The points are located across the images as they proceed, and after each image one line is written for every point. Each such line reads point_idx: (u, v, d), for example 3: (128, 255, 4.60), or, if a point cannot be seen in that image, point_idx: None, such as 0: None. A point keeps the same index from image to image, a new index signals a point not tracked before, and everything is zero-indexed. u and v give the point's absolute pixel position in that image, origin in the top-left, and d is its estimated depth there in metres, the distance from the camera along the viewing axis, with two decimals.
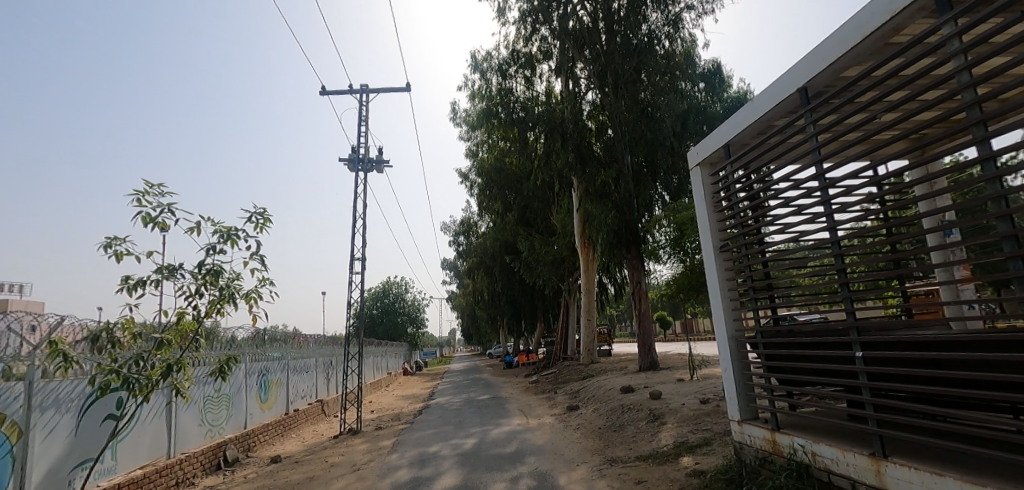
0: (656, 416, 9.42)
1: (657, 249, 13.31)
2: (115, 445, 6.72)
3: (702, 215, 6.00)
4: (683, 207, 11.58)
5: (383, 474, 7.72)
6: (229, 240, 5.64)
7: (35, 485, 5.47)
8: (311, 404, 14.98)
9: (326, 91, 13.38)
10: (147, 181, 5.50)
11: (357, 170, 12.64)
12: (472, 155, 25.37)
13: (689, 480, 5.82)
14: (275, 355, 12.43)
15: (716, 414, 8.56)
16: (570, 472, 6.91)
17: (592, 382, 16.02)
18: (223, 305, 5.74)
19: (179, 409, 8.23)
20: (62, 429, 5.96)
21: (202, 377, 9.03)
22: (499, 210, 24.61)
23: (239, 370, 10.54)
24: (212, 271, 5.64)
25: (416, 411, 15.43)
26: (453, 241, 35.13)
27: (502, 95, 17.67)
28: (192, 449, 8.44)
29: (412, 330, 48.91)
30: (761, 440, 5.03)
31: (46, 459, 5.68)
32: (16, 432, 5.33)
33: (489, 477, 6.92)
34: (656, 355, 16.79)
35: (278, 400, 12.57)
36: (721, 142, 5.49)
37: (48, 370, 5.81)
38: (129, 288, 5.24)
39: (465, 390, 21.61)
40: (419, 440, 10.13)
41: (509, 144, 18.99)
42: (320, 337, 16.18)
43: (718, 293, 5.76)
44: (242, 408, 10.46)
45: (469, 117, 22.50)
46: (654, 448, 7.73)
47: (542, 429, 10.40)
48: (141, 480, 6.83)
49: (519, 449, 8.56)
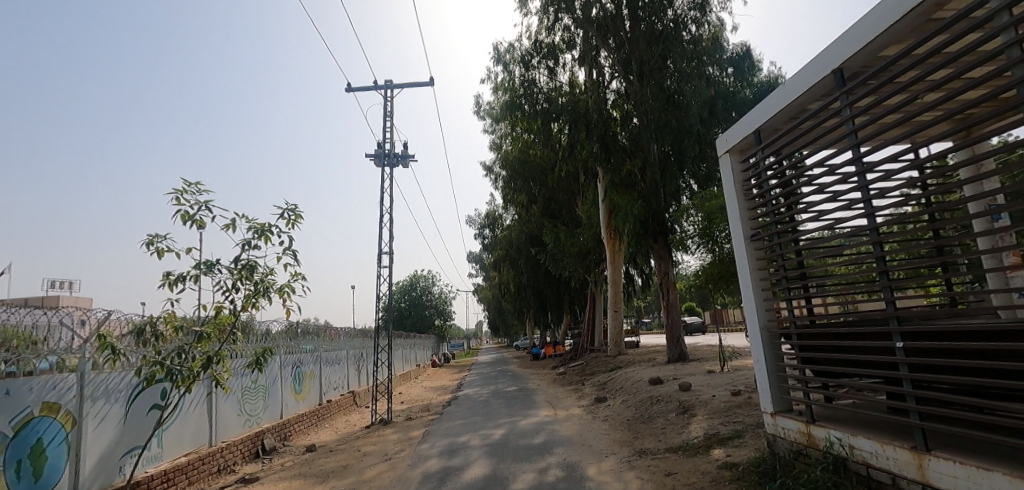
0: (686, 408, 9.32)
1: (685, 239, 13.05)
2: (161, 434, 7.03)
3: (732, 203, 5.86)
4: (712, 196, 11.34)
5: (414, 463, 7.87)
6: (263, 236, 5.81)
7: (91, 470, 5.81)
8: (342, 395, 15.35)
9: (351, 88, 13.53)
10: (184, 181, 5.69)
11: (382, 165, 12.80)
12: (496, 148, 25.33)
13: (720, 473, 5.75)
14: (308, 347, 12.78)
15: (748, 406, 8.40)
16: (599, 464, 6.91)
17: (620, 374, 15.92)
18: (258, 299, 5.93)
19: (219, 399, 8.55)
20: (113, 417, 6.29)
21: (240, 369, 9.36)
22: (524, 202, 24.56)
23: (275, 362, 10.88)
24: (247, 266, 5.83)
25: (445, 402, 15.64)
26: (478, 233, 35.24)
27: (525, 86, 17.52)
28: (233, 438, 8.76)
29: (439, 322, 49.48)
30: (795, 433, 4.92)
31: (99, 446, 6.01)
32: (70, 420, 5.65)
33: (518, 467, 6.98)
34: (685, 347, 16.53)
35: (311, 391, 12.94)
36: (751, 128, 5.35)
37: (98, 362, 6.12)
38: (171, 283, 5.47)
39: (492, 382, 21.79)
40: (448, 430, 10.29)
41: (532, 136, 18.83)
42: (350, 330, 16.53)
43: (749, 283, 5.63)
44: (278, 399, 10.80)
45: (493, 109, 22.44)
46: (684, 439, 7.66)
47: (570, 420, 10.42)
48: (186, 467, 7.14)
49: (547, 440, 8.60)
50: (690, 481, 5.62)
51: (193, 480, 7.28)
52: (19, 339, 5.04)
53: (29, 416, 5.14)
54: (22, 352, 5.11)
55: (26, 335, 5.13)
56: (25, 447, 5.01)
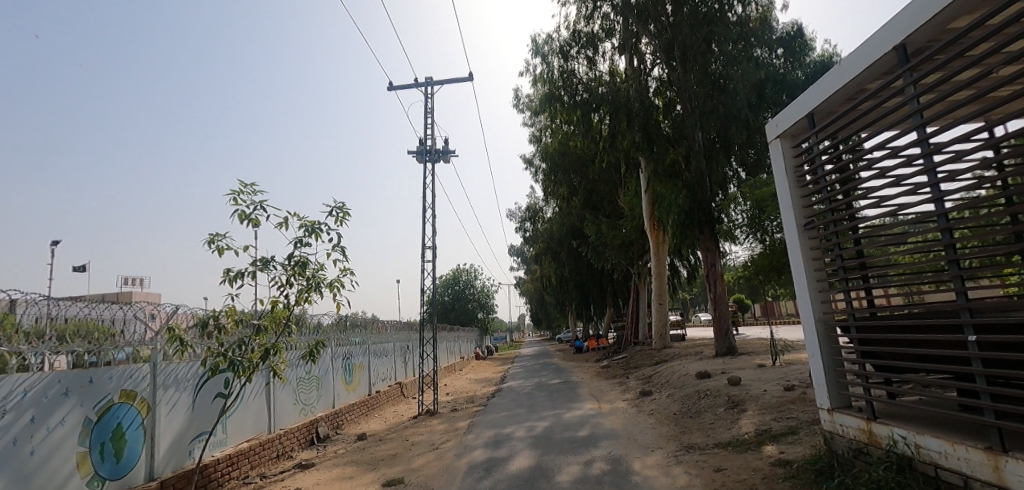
0: (735, 403, 9.06)
1: (733, 229, 12.59)
2: (225, 421, 7.47)
3: (784, 191, 5.61)
4: (762, 183, 10.88)
5: (460, 453, 8.04)
6: (313, 234, 6.04)
7: (164, 453, 6.26)
8: (390, 386, 15.82)
9: (393, 87, 13.79)
10: (240, 181, 5.47)
11: (424, 161, 13.02)
12: (535, 140, 25.18)
13: (773, 470, 5.57)
14: (357, 340, 13.22)
15: (803, 402, 8.09)
16: (645, 458, 6.83)
17: (665, 368, 15.62)
18: (310, 294, 6.19)
19: (276, 389, 9.00)
20: (182, 404, 6.76)
21: (295, 361, 9.82)
22: (565, 195, 24.34)
23: (327, 354, 11.33)
24: (300, 263, 6.08)
25: (489, 394, 15.83)
26: (519, 227, 35.24)
27: (564, 77, 17.24)
28: (289, 426, 9.21)
29: (482, 315, 50.13)
30: (855, 430, 4.69)
31: (171, 431, 6.46)
32: (145, 406, 6.11)
33: (563, 460, 6.99)
34: (734, 340, 16.02)
35: (361, 382, 13.41)
36: (804, 112, 5.10)
37: (168, 353, 6.56)
38: (231, 280, 5.77)
39: (535, 374, 21.89)
40: (493, 422, 10.42)
41: (572, 127, 18.56)
42: (396, 323, 16.92)
43: (803, 274, 5.38)
44: (330, 389, 11.27)
45: (532, 102, 22.30)
46: (734, 435, 7.46)
47: (615, 414, 10.34)
48: (248, 453, 7.59)
49: (592, 433, 8.56)
50: (740, 478, 5.48)
51: (254, 464, 7.72)
52: (98, 332, 5.46)
53: (109, 402, 5.57)
54: (101, 344, 5.54)
55: (104, 328, 5.54)
56: (108, 431, 5.46)
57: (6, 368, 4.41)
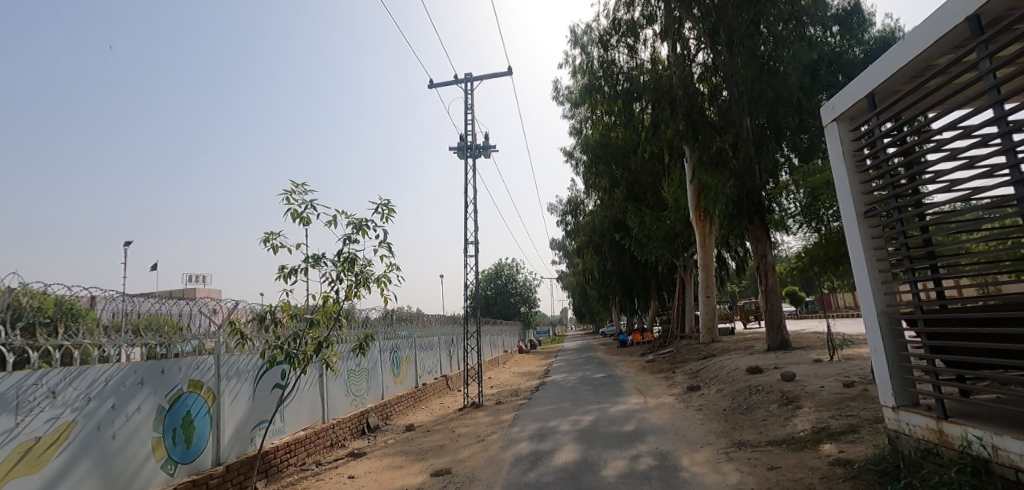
0: (790, 399, 8.71)
1: (785, 219, 12.04)
2: (283, 410, 7.85)
3: (841, 177, 5.32)
4: (816, 170, 10.33)
5: (505, 446, 8.11)
6: (361, 231, 6.22)
7: (229, 439, 6.66)
8: (436, 378, 16.15)
9: (434, 84, 13.97)
10: (292, 180, 5.57)
11: (465, 157, 13.13)
12: (576, 132, 24.89)
13: (832, 469, 5.33)
14: (404, 333, 13.55)
15: (864, 399, 7.67)
16: (693, 454, 6.67)
17: (714, 362, 15.18)
18: (359, 289, 6.39)
19: (329, 381, 9.37)
20: (244, 394, 7.17)
21: (346, 353, 10.18)
22: (606, 187, 23.95)
23: (376, 347, 11.66)
24: (348, 259, 6.28)
25: (533, 388, 15.89)
26: (560, 220, 35.01)
27: (605, 67, 16.84)
28: (342, 416, 9.58)
29: (524, 309, 50.32)
30: (923, 429, 4.41)
31: (235, 418, 6.87)
32: (211, 395, 6.50)
33: (609, 455, 6.93)
34: (787, 334, 15.36)
35: (408, 374, 13.77)
36: (863, 92, 4.80)
37: (230, 345, 6.96)
38: (285, 276, 6.04)
39: (580, 368, 21.79)
40: (537, 415, 10.46)
41: (613, 118, 18.24)
42: (441, 317, 17.21)
43: (863, 264, 5.09)
44: (379, 381, 11.63)
45: (572, 94, 22.03)
46: (788, 432, 7.17)
47: (662, 408, 10.15)
48: (304, 441, 7.96)
49: (638, 428, 8.44)
50: (796, 477, 5.27)
51: (310, 452, 8.10)
52: (167, 326, 5.81)
53: (179, 391, 5.96)
54: (171, 337, 5.92)
55: (172, 322, 5.89)
56: (178, 419, 5.86)
57: (89, 359, 4.85)
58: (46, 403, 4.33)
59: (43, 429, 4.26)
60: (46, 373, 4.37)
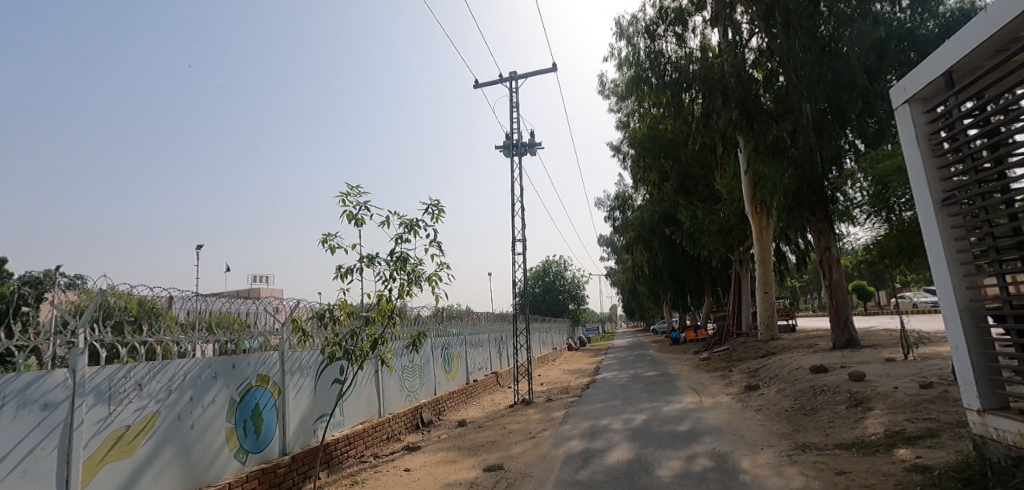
0: (860, 400, 8.20)
1: (850, 209, 11.34)
2: (342, 404, 8.21)
3: (914, 162, 4.95)
4: (886, 156, 9.65)
5: (557, 443, 8.11)
6: (412, 231, 6.39)
7: (294, 431, 7.05)
8: (486, 375, 16.37)
9: (479, 85, 14.13)
10: (346, 184, 5.40)
11: (512, 155, 13.19)
12: (623, 126, 24.39)
13: (908, 476, 4.98)
14: (454, 330, 13.79)
15: (945, 401, 7.12)
16: (753, 456, 6.42)
17: (774, 361, 14.54)
18: (411, 288, 6.57)
19: (385, 376, 9.70)
20: (307, 387, 7.55)
21: (400, 350, 10.50)
22: (656, 181, 23.33)
23: (428, 344, 11.94)
24: (401, 258, 6.46)
25: (584, 385, 15.78)
26: (608, 216, 34.43)
27: (652, 58, 16.23)
28: (397, 411, 9.89)
29: (573, 306, 50.01)
30: (1014, 435, 4.02)
31: (299, 411, 7.25)
32: (277, 389, 6.89)
33: (663, 454, 6.79)
34: (855, 331, 14.47)
35: (459, 371, 14.04)
36: (939, 71, 4.44)
37: (293, 342, 7.35)
38: (342, 275, 6.29)
39: (631, 366, 21.42)
40: (588, 413, 10.38)
41: (662, 109, 17.74)
42: (491, 315, 17.38)
43: (940, 256, 4.72)
44: (431, 377, 11.92)
45: (618, 87, 21.62)
46: (858, 435, 6.76)
47: (718, 408, 9.82)
48: (362, 434, 8.28)
49: (693, 428, 8.21)
50: (868, 483, 4.96)
51: (368, 445, 8.41)
52: (236, 323, 6.20)
53: (249, 385, 6.35)
54: (240, 333, 6.30)
55: (241, 320, 6.28)
56: (248, 410, 6.25)
57: (169, 354, 5.25)
58: (134, 394, 4.72)
59: (131, 418, 4.65)
60: (133, 367, 4.76)
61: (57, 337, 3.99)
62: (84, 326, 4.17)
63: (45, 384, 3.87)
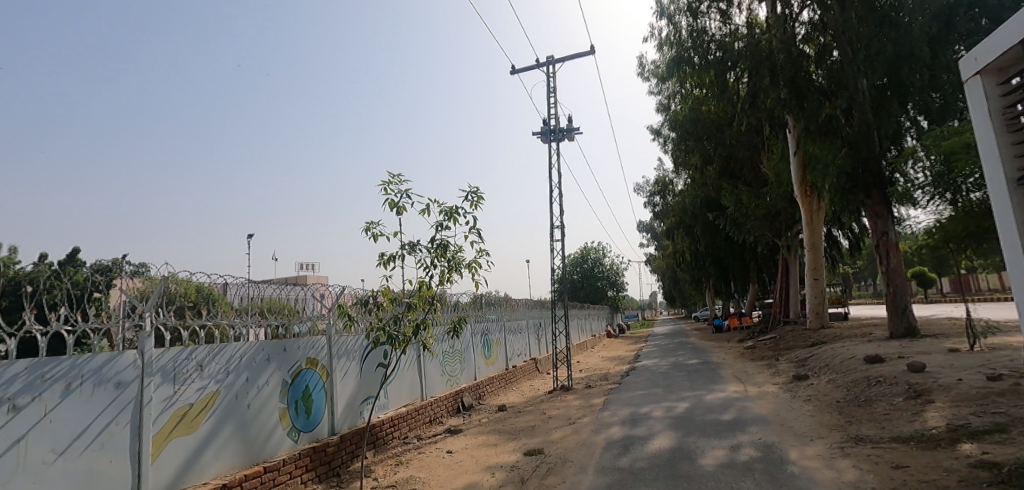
0: (919, 392, 7.79)
1: (910, 191, 10.69)
2: (386, 387, 8.47)
3: (986, 139, 4.57)
4: (952, 133, 8.98)
5: (597, 429, 8.10)
6: (453, 218, 6.44)
7: (342, 412, 7.33)
8: (526, 361, 16.49)
9: (515, 71, 14.00)
10: (387, 172, 5.20)
11: (549, 141, 13.07)
12: (663, 109, 23.70)
13: (973, 472, 4.71)
14: (493, 317, 13.92)
15: (1016, 395, 6.67)
16: (802, 447, 6.22)
17: (824, 350, 13.99)
18: (451, 274, 6.65)
19: (427, 361, 9.93)
20: (353, 370, 7.82)
21: (441, 336, 10.71)
22: (698, 164, 22.62)
23: (468, 330, 12.12)
24: (441, 245, 6.55)
25: (624, 372, 15.66)
26: (648, 201, 33.70)
27: (694, 37, 15.61)
28: (439, 395, 10.11)
29: (612, 293, 49.45)
30: None
31: (346, 393, 7.52)
32: (325, 372, 7.16)
33: (706, 443, 6.69)
34: (914, 319, 13.72)
35: (498, 357, 14.20)
36: (1016, 39, 4.02)
37: (339, 327, 7.60)
38: (385, 262, 6.42)
39: (672, 354, 21.08)
40: (629, 400, 10.31)
41: (705, 90, 17.10)
42: (529, 302, 17.42)
43: (1014, 240, 4.38)
44: (471, 363, 12.12)
45: (659, 69, 20.96)
46: (917, 429, 6.44)
47: (764, 398, 9.55)
48: (406, 416, 8.53)
49: (738, 418, 8.03)
50: (929, 478, 4.72)
51: (411, 427, 8.66)
52: (286, 308, 6.46)
53: (299, 367, 6.64)
54: (290, 318, 6.57)
55: (290, 305, 6.54)
56: (299, 392, 6.54)
57: (226, 338, 5.53)
58: (196, 375, 5.00)
59: (194, 396, 4.95)
60: (194, 350, 5.05)
61: (128, 320, 4.27)
62: (151, 310, 4.44)
63: (117, 364, 4.16)
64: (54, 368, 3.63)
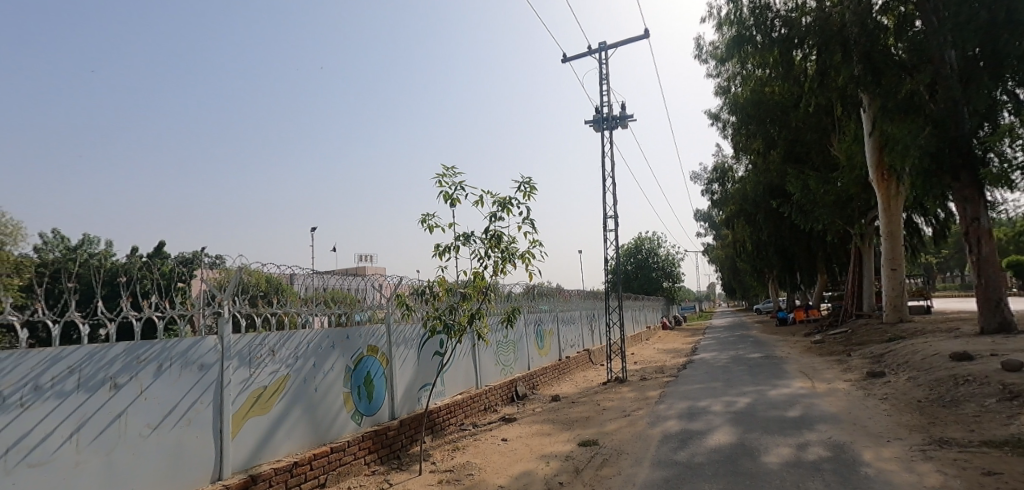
0: (1015, 394, 7.10)
1: (1006, 171, 9.68)
2: (443, 375, 8.70)
3: None
4: None
5: (653, 422, 7.97)
6: (506, 209, 6.48)
7: (401, 397, 7.61)
8: (579, 352, 16.42)
9: (567, 59, 13.80)
10: (443, 166, 5.53)
11: (602, 129, 12.85)
12: (723, 92, 22.67)
13: None
14: (547, 307, 13.94)
15: None
16: (878, 449, 5.84)
17: (903, 346, 13.02)
18: (505, 265, 6.71)
19: (481, 350, 10.11)
20: (411, 358, 8.09)
21: (495, 325, 10.86)
22: (760, 149, 21.51)
23: (521, 320, 12.20)
24: (495, 236, 6.61)
25: (681, 365, 15.26)
26: (706, 189, 32.45)
27: (757, 14, 14.54)
28: (493, 383, 10.29)
29: (668, 284, 48.20)
30: None
31: (405, 379, 7.80)
32: (385, 358, 7.45)
33: (770, 440, 6.41)
34: (1009, 314, 12.49)
35: (552, 347, 14.24)
36: None
37: (397, 316, 7.87)
38: (441, 254, 6.57)
39: (732, 347, 20.33)
40: (686, 393, 10.04)
41: (769, 70, 16.19)
42: (582, 293, 17.32)
43: None
44: (525, 353, 12.22)
45: (718, 50, 20.03)
46: (1013, 433, 5.87)
47: (834, 395, 9.04)
48: (462, 404, 8.73)
49: (805, 415, 7.63)
50: None
51: (467, 414, 8.86)
52: (348, 298, 6.76)
53: (361, 354, 6.94)
54: (352, 307, 6.86)
55: (352, 295, 6.84)
56: (361, 377, 6.84)
57: (295, 326, 5.85)
58: (269, 359, 5.34)
59: (268, 379, 5.29)
60: (267, 335, 5.39)
61: (209, 308, 4.60)
62: (228, 298, 4.78)
63: (201, 347, 4.50)
64: (148, 350, 4.00)
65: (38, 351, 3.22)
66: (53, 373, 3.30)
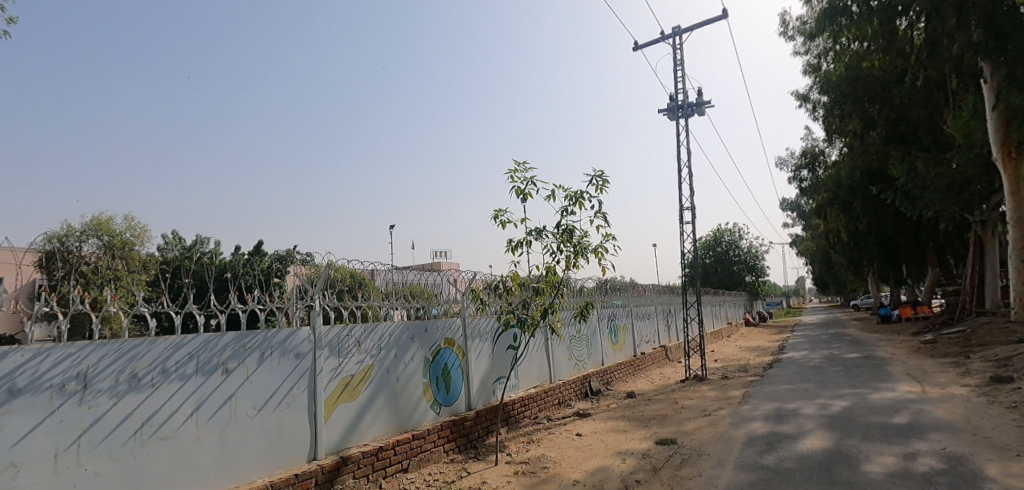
0: None
1: None
2: (517, 368, 8.83)
3: None
4: None
5: (736, 423, 7.58)
6: (578, 203, 6.44)
7: (477, 389, 7.81)
8: (655, 349, 15.97)
9: (639, 47, 13.38)
10: (515, 163, 5.81)
11: (676, 118, 12.35)
12: (812, 70, 20.97)
13: None
14: (620, 302, 13.68)
15: None
16: (1005, 463, 5.16)
17: None
18: (577, 259, 6.67)
19: (554, 345, 10.13)
20: (486, 351, 8.27)
21: (568, 320, 10.84)
22: (857, 131, 19.64)
23: (595, 315, 12.07)
24: (567, 231, 6.58)
25: (766, 364, 14.37)
26: (794, 176, 30.16)
27: None
28: (567, 378, 10.28)
29: (751, 278, 45.51)
30: None
31: (480, 371, 8.00)
32: (461, 351, 7.68)
33: (871, 448, 5.88)
34: None
35: (626, 343, 13.97)
36: None
37: (472, 310, 8.07)
38: (513, 249, 6.65)
39: (825, 346, 18.84)
40: (773, 394, 9.45)
41: (867, 43, 14.72)
42: (657, 287, 16.83)
43: None
44: (598, 348, 12.09)
45: (806, 26, 18.57)
46: None
47: (949, 401, 8.09)
48: (536, 397, 8.81)
49: (914, 422, 6.90)
50: None
51: (541, 408, 8.93)
52: (425, 292, 7.02)
53: (438, 347, 7.20)
54: (429, 301, 7.12)
55: (429, 289, 7.09)
56: (439, 369, 7.10)
57: (377, 318, 6.16)
58: (355, 349, 5.69)
59: (355, 368, 5.64)
60: (352, 327, 5.71)
61: (301, 301, 4.96)
62: (318, 292, 5.13)
63: (296, 338, 4.88)
64: (253, 339, 4.41)
65: (164, 339, 3.67)
66: (177, 359, 3.74)
